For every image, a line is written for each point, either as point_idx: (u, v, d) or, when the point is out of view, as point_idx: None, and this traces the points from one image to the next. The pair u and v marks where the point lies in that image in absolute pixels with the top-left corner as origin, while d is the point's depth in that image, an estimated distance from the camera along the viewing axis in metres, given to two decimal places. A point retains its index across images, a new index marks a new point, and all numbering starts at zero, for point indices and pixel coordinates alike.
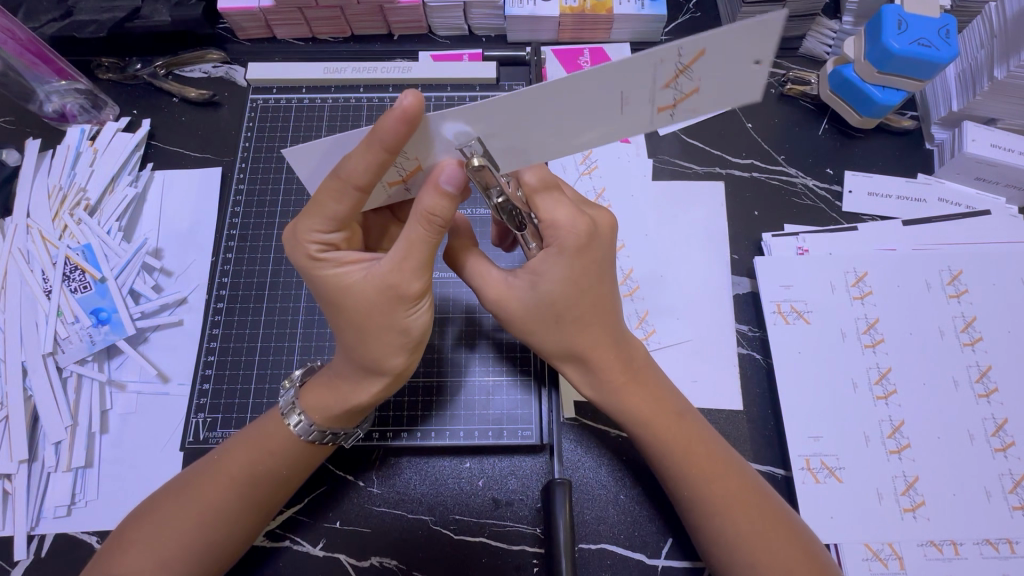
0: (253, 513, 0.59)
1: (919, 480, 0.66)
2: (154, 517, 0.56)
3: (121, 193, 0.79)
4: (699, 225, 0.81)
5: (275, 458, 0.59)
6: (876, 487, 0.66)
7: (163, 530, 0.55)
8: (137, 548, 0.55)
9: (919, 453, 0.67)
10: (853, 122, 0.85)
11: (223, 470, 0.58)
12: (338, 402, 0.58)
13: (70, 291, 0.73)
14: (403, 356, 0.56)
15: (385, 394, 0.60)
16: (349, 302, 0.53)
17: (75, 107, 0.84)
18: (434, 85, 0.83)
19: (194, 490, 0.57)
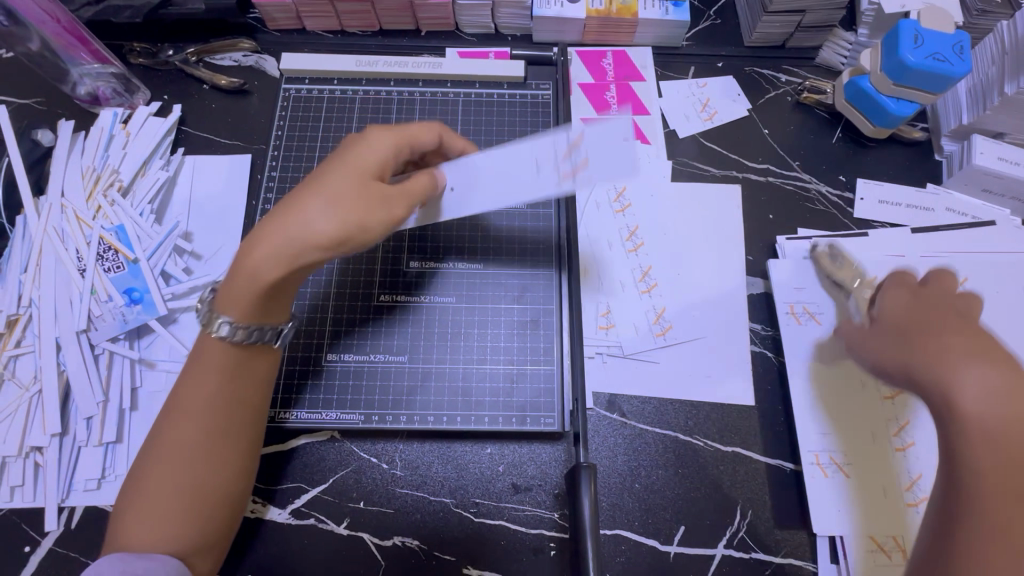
0: (228, 452, 0.57)
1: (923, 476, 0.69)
2: (140, 484, 0.54)
3: (154, 176, 0.81)
4: (716, 226, 0.84)
5: (230, 382, 0.57)
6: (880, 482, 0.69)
7: (152, 492, 0.54)
8: (137, 514, 0.53)
9: (923, 451, 0.70)
10: (866, 131, 0.88)
11: (186, 416, 0.55)
12: (249, 269, 0.55)
13: (103, 270, 0.75)
14: (330, 240, 0.53)
15: (284, 262, 0.53)
16: (314, 195, 0.54)
17: (108, 90, 0.86)
18: (462, 81, 0.85)
19: (168, 445, 0.55)
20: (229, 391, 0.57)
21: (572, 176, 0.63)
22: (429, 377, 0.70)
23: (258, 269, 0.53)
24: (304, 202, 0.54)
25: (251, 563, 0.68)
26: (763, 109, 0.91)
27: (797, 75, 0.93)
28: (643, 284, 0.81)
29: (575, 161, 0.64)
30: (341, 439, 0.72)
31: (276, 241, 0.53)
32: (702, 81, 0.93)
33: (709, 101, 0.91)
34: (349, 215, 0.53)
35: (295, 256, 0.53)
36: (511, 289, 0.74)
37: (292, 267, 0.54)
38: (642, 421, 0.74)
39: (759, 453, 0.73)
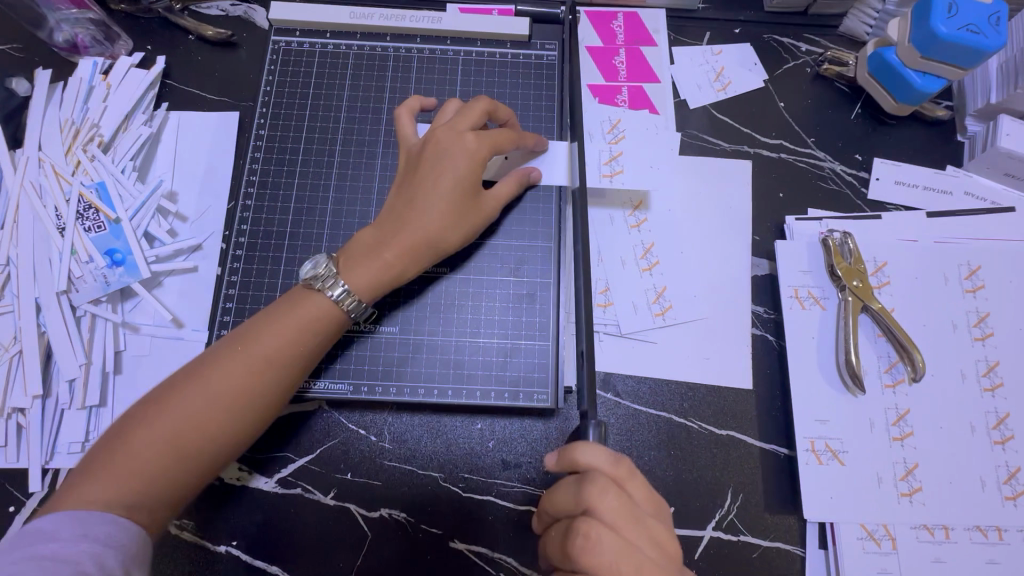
0: (267, 399, 0.59)
1: (918, 466, 0.68)
2: (176, 400, 0.56)
3: (136, 131, 0.77)
4: (723, 204, 0.80)
5: (307, 334, 0.61)
6: (876, 471, 0.68)
7: (184, 413, 0.56)
8: (155, 427, 0.55)
9: (921, 441, 0.69)
10: (887, 108, 0.83)
11: (255, 347, 0.59)
12: (383, 261, 0.63)
13: (84, 230, 0.72)
14: (461, 238, 0.66)
15: (421, 261, 0.65)
16: (434, 198, 0.64)
17: (87, 38, 0.81)
18: (463, 38, 0.80)
19: (224, 369, 0.58)
20: (297, 356, 0.61)
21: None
22: (420, 349, 0.68)
23: (391, 261, 0.63)
24: (419, 206, 0.64)
25: (238, 530, 0.68)
26: (779, 80, 0.86)
27: (818, 44, 0.88)
28: (644, 262, 0.78)
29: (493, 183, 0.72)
30: (329, 409, 0.71)
31: (415, 240, 0.63)
32: (717, 48, 0.87)
33: (723, 69, 0.86)
34: (461, 218, 0.65)
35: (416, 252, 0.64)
36: (508, 260, 0.71)
37: (419, 261, 0.65)
38: (637, 401, 0.73)
39: (754, 438, 0.72)
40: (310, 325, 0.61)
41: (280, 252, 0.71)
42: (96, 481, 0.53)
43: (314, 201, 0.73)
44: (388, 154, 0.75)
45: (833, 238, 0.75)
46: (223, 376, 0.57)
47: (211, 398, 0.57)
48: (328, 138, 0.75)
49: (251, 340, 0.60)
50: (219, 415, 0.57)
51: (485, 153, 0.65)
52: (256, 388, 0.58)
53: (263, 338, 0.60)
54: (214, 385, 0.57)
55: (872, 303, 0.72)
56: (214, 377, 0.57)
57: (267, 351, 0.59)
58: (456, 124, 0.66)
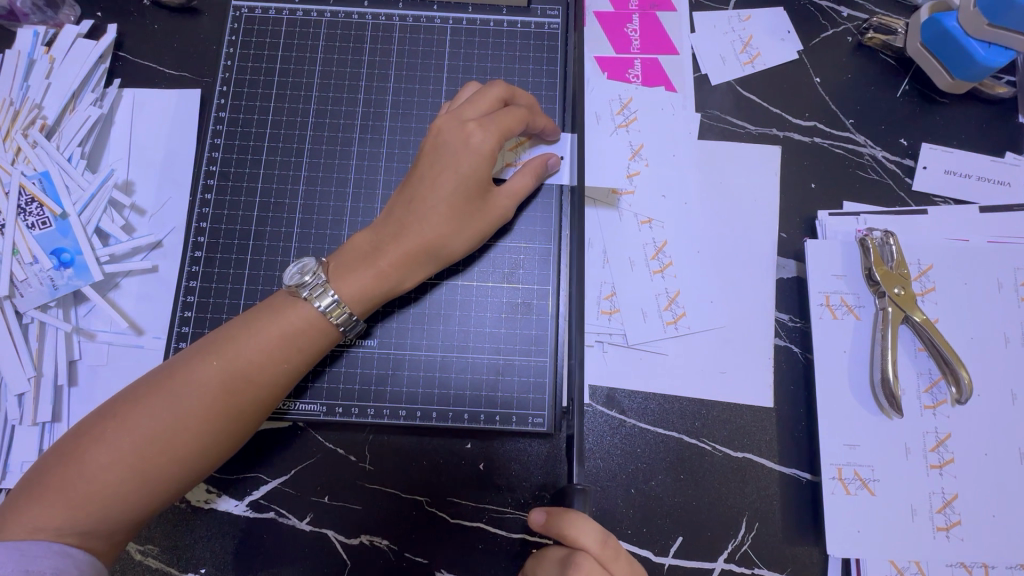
0: (241, 421, 0.53)
1: (958, 497, 0.61)
2: (135, 418, 0.50)
3: (83, 113, 0.68)
4: (747, 196, 0.71)
5: (289, 350, 0.54)
6: (909, 503, 0.61)
7: (145, 435, 0.50)
8: (110, 450, 0.49)
9: (963, 470, 0.62)
10: (941, 84, 0.72)
11: (228, 362, 0.52)
12: (377, 273, 0.56)
13: (27, 227, 0.64)
14: (470, 245, 0.58)
15: (422, 271, 0.58)
16: (434, 202, 0.56)
17: (26, 4, 0.71)
18: (452, 4, 0.70)
19: (189, 386, 0.51)
20: (275, 375, 0.54)
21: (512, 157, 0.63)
22: (402, 366, 0.61)
23: (389, 273, 0.56)
24: (421, 208, 0.56)
25: (206, 555, 0.63)
26: (815, 51, 0.75)
27: (861, 9, 0.76)
28: (655, 264, 0.69)
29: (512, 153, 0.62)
30: (304, 428, 0.65)
31: (415, 247, 0.56)
32: (744, 14, 0.76)
33: (751, 38, 0.75)
34: (465, 221, 0.57)
35: (418, 262, 0.57)
36: (502, 265, 0.63)
37: (420, 271, 0.57)
38: (643, 419, 0.66)
39: (774, 462, 0.64)
40: (295, 338, 0.54)
41: (244, 254, 0.63)
42: (43, 504, 0.48)
43: (282, 194, 0.64)
44: (366, 141, 0.66)
45: (873, 238, 0.66)
46: (194, 393, 0.51)
47: (178, 416, 0.51)
48: (298, 121, 0.66)
49: (228, 351, 0.53)
50: (186, 435, 0.51)
51: (495, 145, 0.55)
52: (230, 406, 0.52)
53: (242, 351, 0.53)
54: (181, 402, 0.51)
55: (913, 314, 0.63)
56: (185, 391, 0.51)
57: (243, 365, 0.52)
58: (462, 111, 0.57)
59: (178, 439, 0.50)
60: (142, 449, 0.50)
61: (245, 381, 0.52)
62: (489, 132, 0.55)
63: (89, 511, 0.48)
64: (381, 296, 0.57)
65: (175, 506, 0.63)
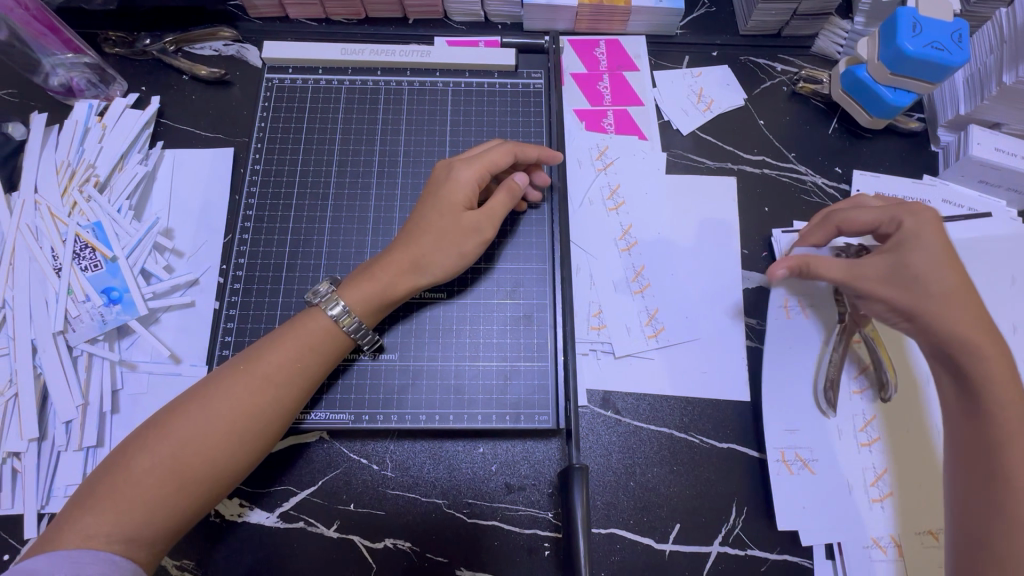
0: (270, 422, 0.59)
1: (887, 472, 0.70)
2: (174, 426, 0.56)
3: (131, 170, 0.78)
4: (713, 219, 0.82)
5: (313, 353, 0.61)
6: (846, 481, 0.70)
7: (183, 439, 0.55)
8: (153, 457, 0.54)
9: (887, 446, 0.71)
10: (863, 122, 0.86)
11: (257, 370, 0.59)
12: (371, 279, 0.64)
13: (80, 269, 0.72)
14: (451, 261, 0.65)
15: (411, 283, 0.65)
16: (420, 224, 0.66)
17: (83, 81, 0.83)
18: (451, 70, 0.83)
19: (224, 392, 0.58)
20: (298, 377, 0.60)
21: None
22: (421, 376, 0.68)
23: (388, 282, 0.64)
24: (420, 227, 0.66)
25: (237, 568, 0.66)
26: (758, 99, 0.90)
27: (793, 64, 0.92)
28: (636, 285, 0.79)
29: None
30: (330, 440, 0.71)
31: (403, 256, 0.64)
32: (697, 71, 0.91)
33: (703, 91, 0.90)
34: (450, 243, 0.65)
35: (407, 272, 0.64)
36: (504, 284, 0.72)
37: (409, 279, 0.64)
38: (637, 418, 0.73)
39: (753, 449, 0.72)
40: (318, 346, 0.62)
41: (278, 285, 0.71)
42: (94, 512, 0.52)
43: (310, 232, 0.74)
44: (382, 185, 0.76)
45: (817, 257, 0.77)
46: (230, 399, 0.57)
47: (215, 418, 0.56)
48: (323, 170, 0.77)
49: (258, 361, 0.60)
50: (222, 438, 0.56)
51: (469, 175, 0.66)
52: (263, 412, 0.58)
53: (274, 360, 0.60)
54: (220, 409, 0.57)
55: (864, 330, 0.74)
56: (220, 397, 0.57)
57: (270, 371, 0.59)
58: (450, 159, 0.70)
59: (217, 440, 0.56)
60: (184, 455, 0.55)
61: (272, 383, 0.59)
62: (464, 164, 0.67)
63: (134, 518, 0.52)
64: (378, 298, 0.64)
65: (209, 520, 0.67)
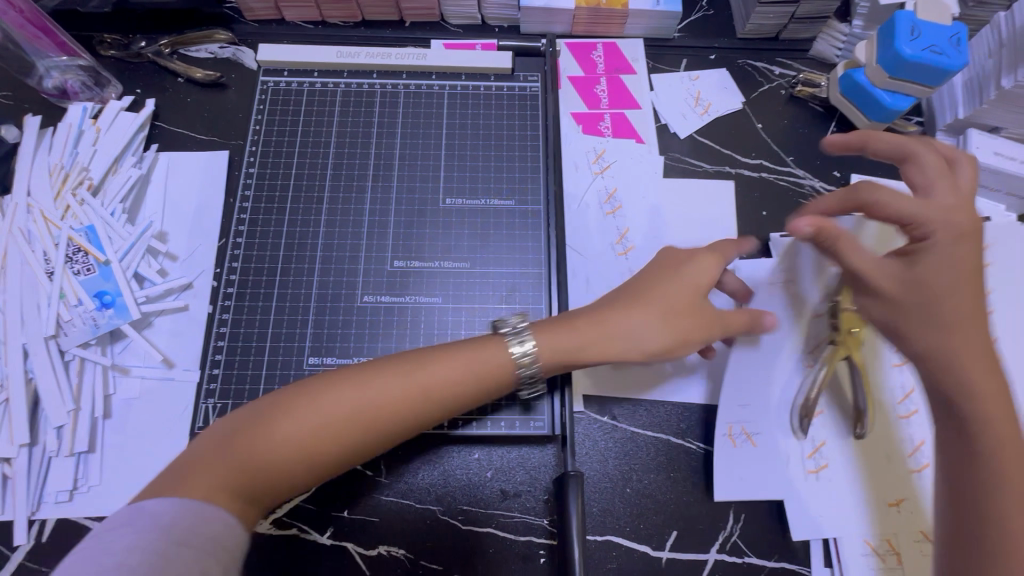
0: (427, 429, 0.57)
1: (826, 445, 0.70)
2: (321, 407, 0.53)
3: (125, 173, 0.77)
4: (710, 222, 0.82)
5: (490, 378, 0.59)
6: (785, 451, 0.70)
7: (337, 422, 0.53)
8: (304, 429, 0.52)
9: (829, 420, 0.71)
10: (861, 126, 0.86)
11: (428, 374, 0.57)
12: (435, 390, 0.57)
13: (73, 273, 0.72)
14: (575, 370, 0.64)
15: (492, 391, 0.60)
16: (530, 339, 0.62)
17: (77, 84, 0.82)
18: (448, 73, 0.82)
19: (387, 384, 0.55)
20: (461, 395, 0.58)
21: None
22: None
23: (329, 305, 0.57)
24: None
25: None
26: (756, 102, 0.89)
27: (791, 68, 0.91)
28: None
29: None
30: None
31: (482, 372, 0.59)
32: (695, 74, 0.90)
33: (701, 94, 0.89)
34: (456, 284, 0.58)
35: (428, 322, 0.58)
36: (500, 289, 0.71)
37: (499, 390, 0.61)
38: (634, 424, 0.73)
39: None
40: (492, 370, 0.59)
41: (272, 289, 0.71)
42: (210, 472, 0.49)
43: (305, 236, 0.73)
44: (377, 188, 0.76)
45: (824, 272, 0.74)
46: (397, 394, 0.55)
47: (390, 410, 0.54)
48: (318, 174, 0.76)
49: (417, 372, 0.57)
50: (363, 429, 0.53)
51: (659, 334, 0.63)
52: (415, 422, 0.56)
53: (430, 373, 0.57)
54: (366, 401, 0.54)
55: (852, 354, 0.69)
56: (376, 387, 0.55)
57: (436, 381, 0.57)
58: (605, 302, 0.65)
59: (264, 446, 0.51)
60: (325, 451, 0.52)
61: (445, 395, 0.57)
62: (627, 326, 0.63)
63: (253, 483, 0.50)
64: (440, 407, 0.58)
65: None
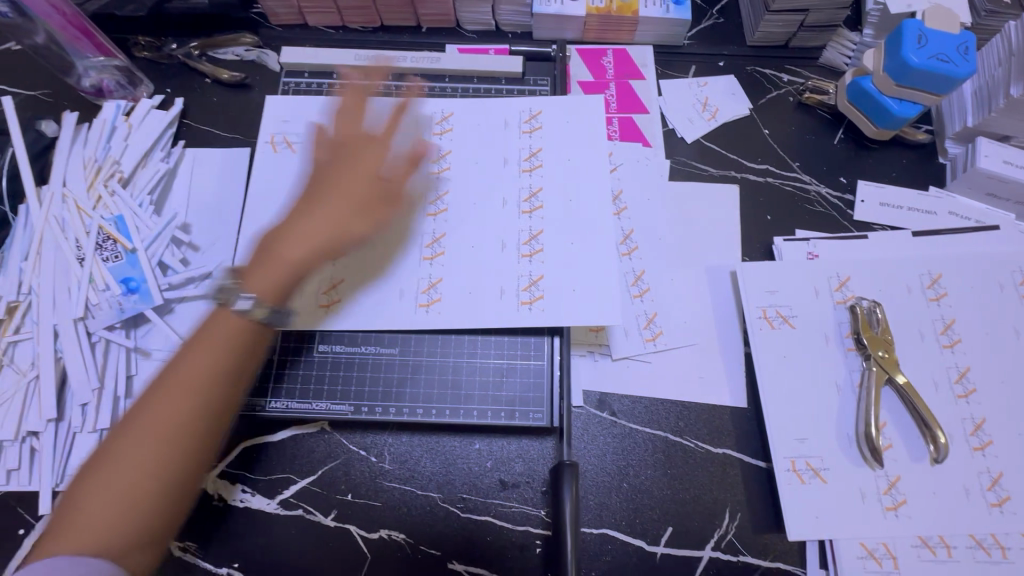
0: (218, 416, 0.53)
1: (901, 479, 0.68)
2: (140, 423, 0.51)
3: (154, 167, 0.82)
4: (714, 225, 0.83)
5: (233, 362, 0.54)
6: (858, 487, 0.68)
7: (148, 441, 0.50)
8: (122, 462, 0.49)
9: (900, 453, 0.69)
10: (869, 133, 0.86)
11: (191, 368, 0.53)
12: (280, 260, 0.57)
13: (102, 259, 0.76)
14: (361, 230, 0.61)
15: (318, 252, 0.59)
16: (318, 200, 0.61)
17: (112, 83, 0.87)
18: (461, 76, 0.85)
19: (158, 398, 0.52)
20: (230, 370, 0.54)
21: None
22: (420, 370, 0.70)
23: (305, 262, 0.58)
24: (280, 240, 0.58)
25: (239, 552, 0.68)
26: (763, 109, 0.90)
27: (800, 75, 0.92)
28: (636, 289, 0.79)
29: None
30: (331, 432, 0.73)
31: (311, 229, 0.59)
32: (703, 80, 0.92)
33: (708, 100, 0.91)
34: (348, 226, 0.60)
35: (271, 263, 0.57)
36: None
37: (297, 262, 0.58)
38: (633, 420, 0.74)
39: (748, 455, 0.72)
40: (232, 345, 0.54)
41: None
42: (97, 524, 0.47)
43: None
44: None
45: (861, 306, 0.74)
46: (156, 405, 0.51)
47: (160, 419, 0.51)
48: None
49: (169, 372, 0.52)
50: (168, 435, 0.51)
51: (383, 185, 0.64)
52: (192, 414, 0.52)
53: (181, 369, 0.52)
54: (160, 404, 0.51)
55: (896, 375, 0.71)
56: (148, 409, 0.51)
57: (197, 367, 0.53)
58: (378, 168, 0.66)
59: (111, 473, 0.49)
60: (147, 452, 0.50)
61: (222, 374, 0.53)
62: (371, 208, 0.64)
63: (123, 523, 0.48)
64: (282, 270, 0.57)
65: (212, 505, 0.70)
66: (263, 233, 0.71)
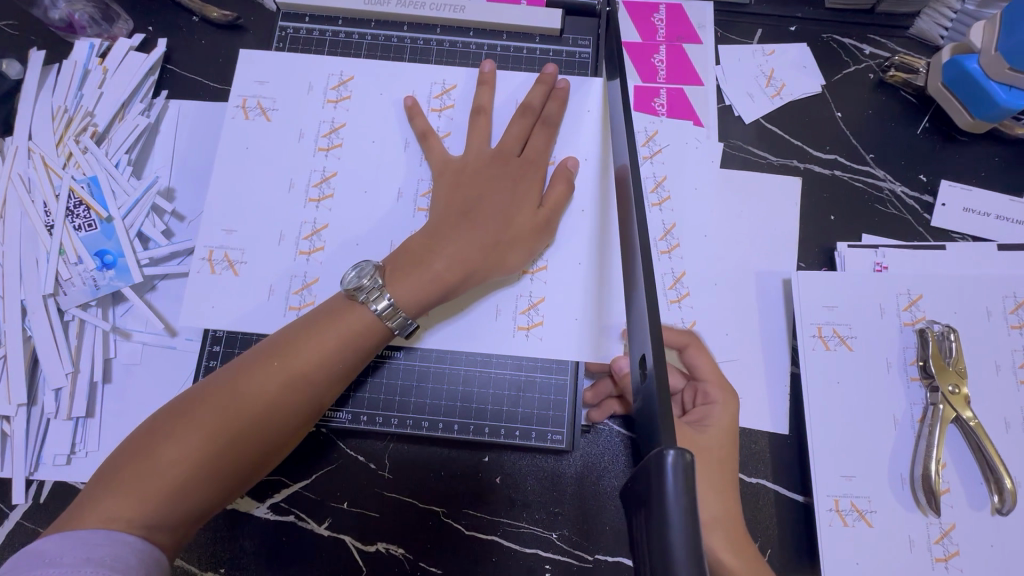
0: (296, 426, 0.51)
1: (955, 528, 0.61)
2: (214, 409, 0.48)
3: (132, 121, 0.71)
4: (768, 223, 0.72)
5: (319, 373, 0.52)
6: (908, 533, 0.61)
7: (221, 426, 0.47)
8: (187, 443, 0.46)
9: (958, 500, 0.62)
10: (961, 124, 0.74)
11: (287, 360, 0.51)
12: (416, 272, 0.55)
13: (74, 228, 0.67)
14: (514, 262, 0.59)
15: (446, 283, 0.56)
16: (450, 219, 0.58)
17: (84, 17, 0.76)
18: (487, 30, 0.73)
19: (237, 389, 0.49)
20: (320, 379, 0.52)
21: (335, 105, 0.67)
22: (427, 379, 0.63)
23: (451, 281, 0.56)
24: (432, 243, 0.57)
25: (226, 557, 0.64)
26: (837, 87, 0.77)
27: (884, 48, 0.78)
28: (673, 293, 0.70)
29: (341, 94, 0.67)
30: (326, 434, 0.66)
31: (457, 252, 0.56)
32: (770, 48, 0.78)
33: (774, 72, 0.78)
34: (504, 251, 0.58)
35: (412, 278, 0.55)
36: None
37: (456, 271, 0.56)
38: None
39: (785, 488, 0.65)
40: (359, 336, 0.54)
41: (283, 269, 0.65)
42: (143, 499, 0.44)
43: None
44: None
45: (931, 330, 0.65)
46: (241, 396, 0.49)
47: (239, 415, 0.48)
48: None
49: (294, 347, 0.52)
50: (240, 433, 0.48)
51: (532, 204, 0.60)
52: (276, 413, 0.49)
53: (301, 348, 0.52)
54: (240, 400, 0.48)
55: (964, 414, 0.62)
56: (229, 399, 0.48)
57: (308, 363, 0.51)
58: (537, 190, 0.61)
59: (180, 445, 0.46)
60: (235, 422, 0.48)
61: (310, 378, 0.51)
62: (495, 219, 0.59)
63: (167, 505, 0.45)
64: (421, 280, 0.55)
65: None
66: (229, 222, 0.64)
